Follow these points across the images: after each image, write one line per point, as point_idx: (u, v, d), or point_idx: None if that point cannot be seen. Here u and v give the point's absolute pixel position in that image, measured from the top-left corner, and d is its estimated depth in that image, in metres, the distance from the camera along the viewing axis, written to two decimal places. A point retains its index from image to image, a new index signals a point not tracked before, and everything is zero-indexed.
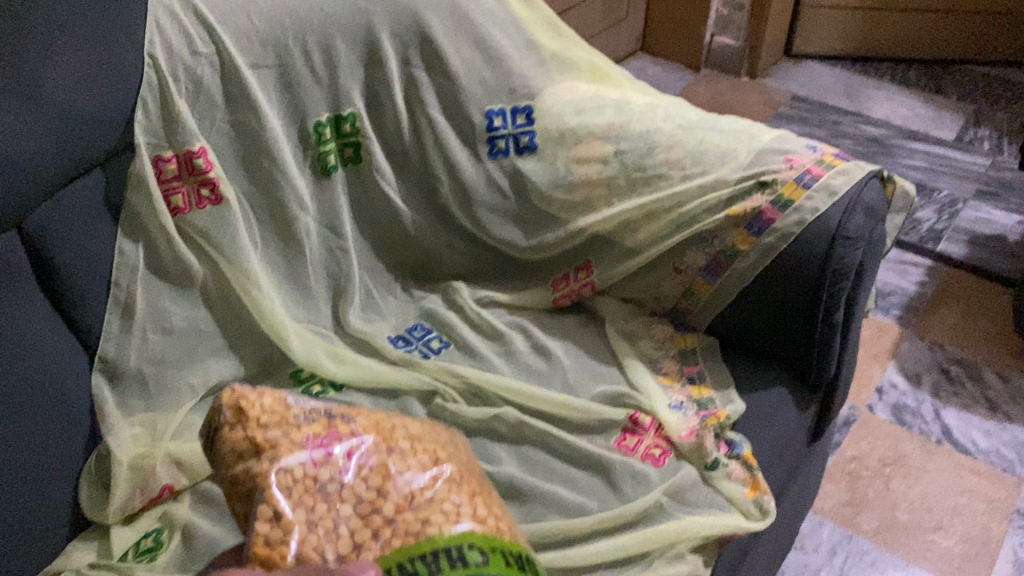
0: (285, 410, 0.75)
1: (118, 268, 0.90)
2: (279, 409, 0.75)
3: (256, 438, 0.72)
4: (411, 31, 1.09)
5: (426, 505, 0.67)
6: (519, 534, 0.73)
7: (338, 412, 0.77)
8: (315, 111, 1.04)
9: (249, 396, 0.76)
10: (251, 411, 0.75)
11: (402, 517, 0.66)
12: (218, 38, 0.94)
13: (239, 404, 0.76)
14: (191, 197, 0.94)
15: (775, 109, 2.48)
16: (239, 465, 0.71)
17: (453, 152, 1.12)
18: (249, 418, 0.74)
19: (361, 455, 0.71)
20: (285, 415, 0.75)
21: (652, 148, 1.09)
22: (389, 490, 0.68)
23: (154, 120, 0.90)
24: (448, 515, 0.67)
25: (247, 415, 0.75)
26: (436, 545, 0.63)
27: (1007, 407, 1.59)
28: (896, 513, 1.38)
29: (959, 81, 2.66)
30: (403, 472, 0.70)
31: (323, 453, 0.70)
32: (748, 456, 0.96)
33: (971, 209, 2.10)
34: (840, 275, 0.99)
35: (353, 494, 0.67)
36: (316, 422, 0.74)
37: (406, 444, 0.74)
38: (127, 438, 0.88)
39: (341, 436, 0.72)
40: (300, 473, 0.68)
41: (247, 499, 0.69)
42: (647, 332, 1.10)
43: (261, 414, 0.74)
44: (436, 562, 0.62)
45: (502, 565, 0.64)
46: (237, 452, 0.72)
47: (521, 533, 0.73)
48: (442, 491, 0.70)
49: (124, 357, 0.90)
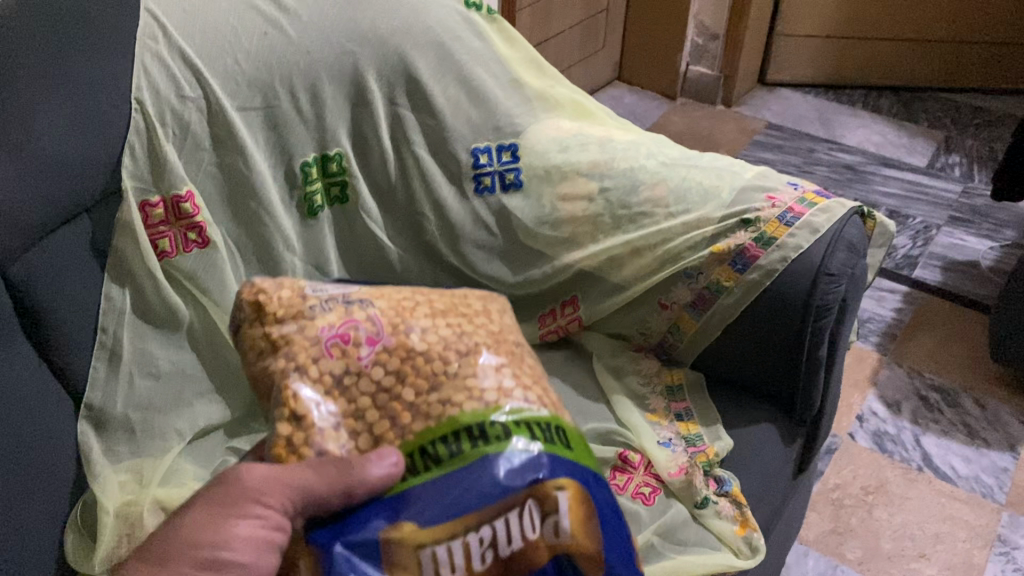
0: (302, 303, 0.80)
1: (105, 314, 0.90)
2: (296, 302, 0.80)
3: (272, 335, 0.78)
4: (397, 70, 1.09)
5: (449, 382, 0.74)
6: (547, 393, 0.78)
7: (356, 298, 0.82)
8: (302, 151, 1.04)
9: (268, 291, 0.81)
10: (269, 306, 0.80)
11: (423, 399, 0.73)
12: (206, 82, 0.94)
13: (258, 301, 0.80)
14: (178, 241, 0.94)
15: (750, 137, 2.51)
16: (261, 362, 0.77)
17: (439, 189, 1.12)
18: (268, 314, 0.79)
19: (381, 339, 0.77)
20: (302, 307, 0.79)
21: (636, 185, 1.10)
22: (408, 373, 0.75)
23: (141, 166, 0.90)
24: (471, 392, 0.72)
25: (267, 310, 0.80)
26: (459, 427, 0.69)
27: (985, 432, 1.61)
28: (880, 541, 1.39)
29: (929, 108, 2.71)
30: (424, 350, 0.77)
31: (341, 344, 0.76)
32: (737, 494, 0.97)
33: (945, 235, 2.13)
34: (823, 311, 1.00)
35: (373, 381, 0.74)
36: (333, 312, 0.79)
37: (424, 319, 0.80)
38: (113, 485, 0.88)
39: (356, 323, 0.78)
40: (319, 373, 0.74)
41: (270, 391, 0.76)
42: (635, 367, 1.10)
43: (279, 309, 0.79)
44: (457, 444, 0.68)
45: (524, 434, 0.68)
46: (258, 350, 0.78)
47: (550, 393, 0.79)
48: (464, 365, 0.75)
49: (110, 403, 0.90)
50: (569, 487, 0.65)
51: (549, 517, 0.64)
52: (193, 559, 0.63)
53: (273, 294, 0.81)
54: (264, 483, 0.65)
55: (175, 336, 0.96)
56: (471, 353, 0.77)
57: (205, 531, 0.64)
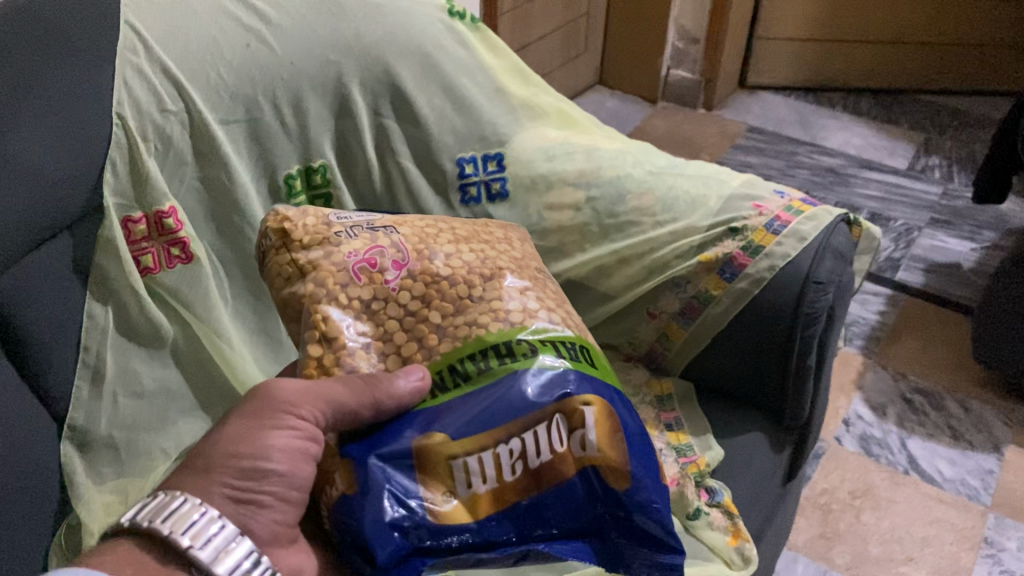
0: (327, 229, 0.81)
1: (88, 332, 0.88)
2: (321, 229, 0.81)
3: (299, 261, 0.79)
4: (381, 80, 1.08)
5: (475, 305, 0.79)
6: (568, 316, 0.85)
7: (380, 225, 0.85)
8: (285, 163, 1.04)
9: (291, 218, 0.82)
10: (294, 232, 0.81)
11: (451, 320, 0.78)
12: (188, 95, 0.93)
13: (283, 227, 0.81)
14: (161, 257, 0.93)
15: (732, 141, 2.52)
16: (287, 288, 0.79)
17: (425, 200, 1.11)
18: (293, 239, 0.81)
19: (406, 263, 0.81)
20: (327, 233, 0.81)
21: (623, 195, 1.10)
22: (435, 295, 0.80)
23: (123, 181, 0.89)
24: (495, 313, 0.78)
25: (291, 237, 0.81)
26: (488, 345, 0.75)
27: (970, 435, 1.62)
28: (868, 546, 1.40)
29: (908, 111, 2.73)
30: (449, 275, 0.81)
31: (369, 269, 0.79)
32: (729, 504, 0.97)
33: (926, 238, 2.15)
34: (812, 319, 0.99)
35: (401, 303, 0.79)
36: (359, 238, 0.82)
37: (447, 246, 0.84)
38: (98, 507, 0.87)
39: (382, 249, 0.81)
40: (348, 298, 0.77)
41: (298, 318, 0.78)
42: (623, 378, 1.10)
43: (304, 235, 0.80)
44: (487, 361, 0.74)
45: (551, 353, 0.75)
46: (284, 276, 0.79)
47: (570, 316, 0.86)
48: (489, 290, 0.81)
49: (93, 424, 0.89)
50: (594, 400, 0.72)
51: (576, 431, 0.71)
52: (230, 468, 0.68)
53: (297, 222, 0.82)
54: (295, 395, 0.69)
55: (159, 353, 0.95)
56: (495, 278, 0.83)
57: (244, 442, 0.69)
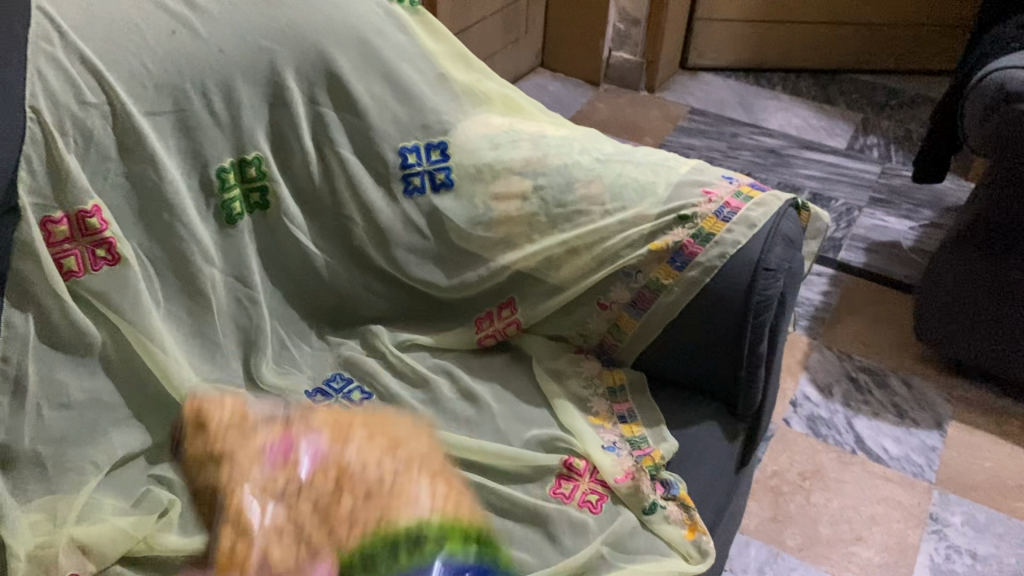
0: (239, 422, 0.86)
1: (7, 341, 0.83)
2: (236, 421, 0.86)
3: (216, 454, 0.81)
4: (316, 68, 1.04)
5: (381, 494, 0.71)
6: (476, 509, 0.76)
7: (289, 418, 0.85)
8: (217, 156, 0.99)
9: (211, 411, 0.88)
10: (212, 422, 0.87)
11: (357, 509, 0.71)
12: (110, 88, 0.88)
13: (202, 419, 0.87)
14: (86, 259, 0.88)
15: (675, 124, 2.51)
16: (202, 476, 0.83)
17: (366, 191, 1.07)
18: (210, 436, 0.84)
19: (315, 450, 0.78)
20: (234, 447, 0.82)
21: (571, 183, 1.07)
22: (344, 483, 0.73)
23: (40, 180, 0.85)
24: (401, 499, 0.71)
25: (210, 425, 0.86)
26: (396, 536, 0.69)
27: (913, 412, 1.65)
28: (818, 527, 1.41)
29: (846, 91, 2.76)
30: (357, 472, 0.74)
31: (281, 461, 0.78)
32: (685, 497, 0.96)
33: (867, 217, 2.18)
34: (763, 308, 0.99)
35: (303, 495, 0.74)
36: (273, 428, 0.84)
37: (359, 441, 0.76)
38: (24, 528, 0.82)
39: (295, 439, 0.80)
40: (258, 489, 0.76)
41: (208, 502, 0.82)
42: (575, 370, 1.09)
43: (221, 427, 0.85)
44: (396, 551, 0.68)
45: (458, 547, 0.70)
46: (201, 462, 0.84)
47: (478, 508, 0.76)
48: (393, 464, 0.73)
49: (16, 439, 0.84)
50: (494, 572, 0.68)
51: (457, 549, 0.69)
52: None
53: (215, 412, 0.87)
54: None
55: (86, 361, 0.90)
56: (405, 477, 0.72)
57: None
